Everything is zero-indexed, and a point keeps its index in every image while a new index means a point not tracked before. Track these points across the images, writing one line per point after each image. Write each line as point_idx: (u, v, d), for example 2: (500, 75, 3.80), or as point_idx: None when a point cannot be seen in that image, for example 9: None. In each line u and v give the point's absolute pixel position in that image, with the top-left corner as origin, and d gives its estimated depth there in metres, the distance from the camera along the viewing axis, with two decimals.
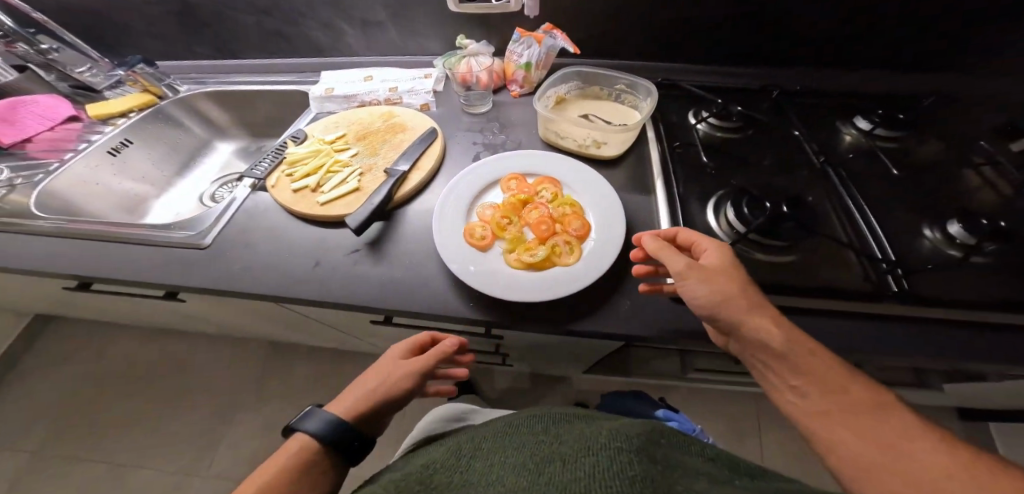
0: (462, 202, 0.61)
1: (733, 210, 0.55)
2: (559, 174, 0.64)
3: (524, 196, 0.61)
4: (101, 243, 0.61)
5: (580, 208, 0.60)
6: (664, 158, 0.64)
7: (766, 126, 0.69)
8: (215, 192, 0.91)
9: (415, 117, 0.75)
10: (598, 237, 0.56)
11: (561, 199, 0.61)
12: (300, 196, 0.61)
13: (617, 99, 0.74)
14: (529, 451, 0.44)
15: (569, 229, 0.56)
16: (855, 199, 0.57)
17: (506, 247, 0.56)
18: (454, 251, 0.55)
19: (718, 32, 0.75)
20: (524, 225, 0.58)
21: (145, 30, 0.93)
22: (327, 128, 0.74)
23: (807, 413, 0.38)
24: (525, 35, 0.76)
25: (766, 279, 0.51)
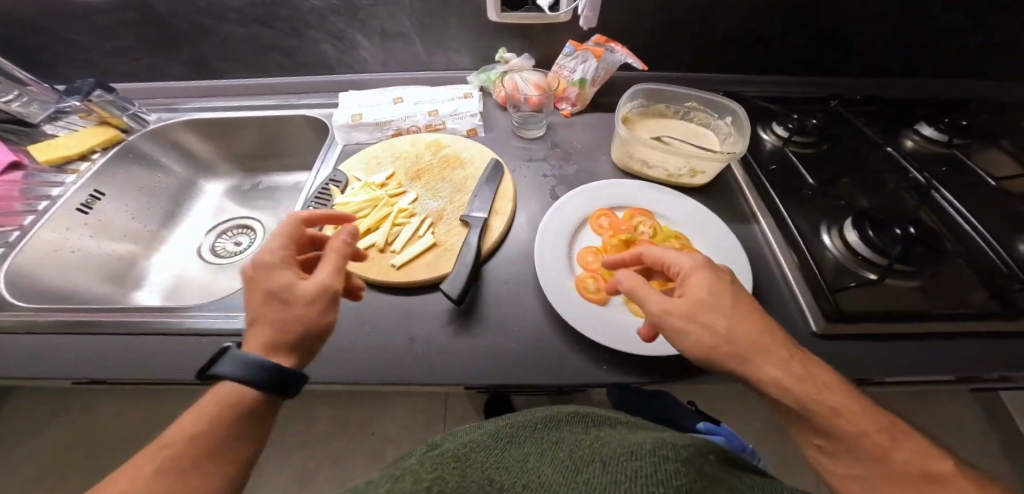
0: (561, 248, 0.53)
1: (857, 234, 0.52)
2: (651, 203, 0.59)
3: (623, 232, 0.55)
4: (111, 336, 0.47)
5: (686, 239, 0.55)
6: (759, 182, 0.60)
7: (840, 140, 0.67)
8: (215, 243, 0.76)
9: (469, 146, 0.66)
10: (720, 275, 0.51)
11: (662, 232, 0.56)
12: (369, 259, 0.51)
13: (685, 117, 0.69)
14: (567, 447, 0.34)
15: None
16: (960, 212, 0.56)
17: (625, 297, 0.50)
18: (578, 313, 0.48)
19: (777, 40, 0.72)
20: None
21: (91, 46, 0.73)
22: (370, 167, 0.62)
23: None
24: (578, 50, 0.70)
25: (912, 310, 0.48)
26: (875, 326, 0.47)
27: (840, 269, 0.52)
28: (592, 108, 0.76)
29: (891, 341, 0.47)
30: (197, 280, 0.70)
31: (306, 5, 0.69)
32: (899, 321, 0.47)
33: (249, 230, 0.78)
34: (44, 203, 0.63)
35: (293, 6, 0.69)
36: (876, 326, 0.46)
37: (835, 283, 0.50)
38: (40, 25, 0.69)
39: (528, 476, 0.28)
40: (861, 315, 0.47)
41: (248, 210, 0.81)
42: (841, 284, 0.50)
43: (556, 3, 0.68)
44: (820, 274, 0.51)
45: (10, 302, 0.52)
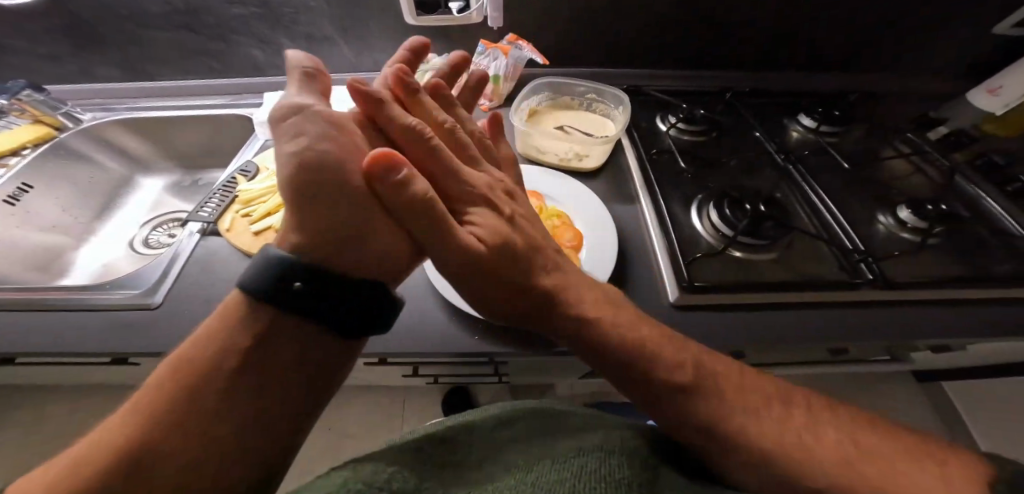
0: None
1: (716, 212, 0.57)
2: (542, 186, 0.63)
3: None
4: (19, 314, 0.51)
5: (567, 218, 0.59)
6: (643, 166, 0.65)
7: (727, 129, 0.72)
8: (149, 236, 0.80)
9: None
10: (591, 244, 0.56)
11: (547, 211, 0.59)
12: (264, 239, 0.55)
13: (588, 108, 0.74)
14: (520, 448, 0.37)
15: (562, 241, 0.55)
16: (817, 192, 0.61)
17: None
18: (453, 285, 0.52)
19: (673, 39, 0.78)
20: None
21: (27, 50, 0.77)
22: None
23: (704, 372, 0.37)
24: (490, 47, 0.75)
25: (757, 279, 0.53)
26: (720, 293, 0.51)
27: (701, 243, 0.56)
28: (507, 104, 0.81)
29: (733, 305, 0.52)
30: (127, 270, 0.74)
31: (230, 12, 0.74)
32: (742, 288, 0.51)
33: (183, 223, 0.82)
34: None
35: (217, 12, 0.74)
36: (722, 291, 0.51)
37: (693, 254, 0.55)
38: None
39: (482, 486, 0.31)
40: (709, 283, 0.52)
41: (185, 205, 0.85)
42: (697, 255, 0.54)
43: (464, 7, 0.73)
44: (681, 247, 0.55)
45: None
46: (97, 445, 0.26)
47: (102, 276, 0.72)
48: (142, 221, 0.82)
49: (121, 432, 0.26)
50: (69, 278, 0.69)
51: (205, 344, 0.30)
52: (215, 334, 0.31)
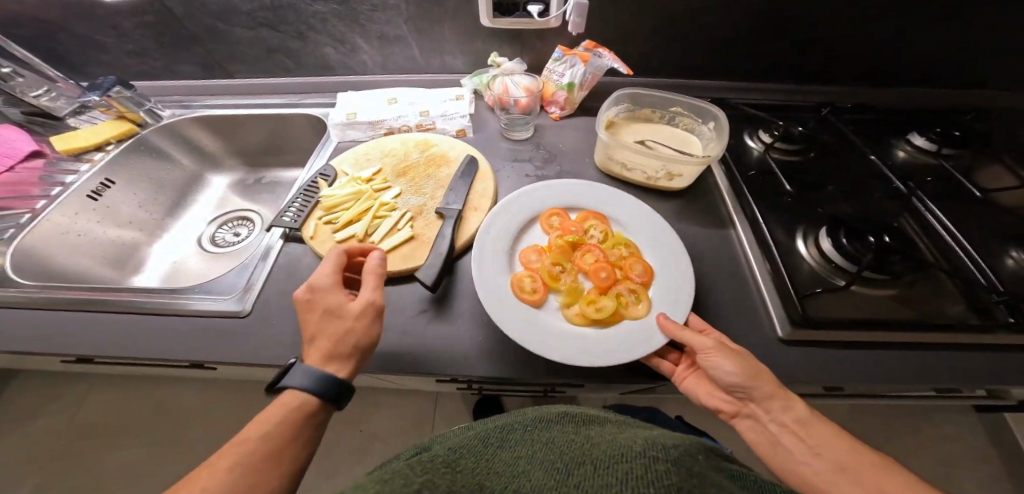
0: (504, 244, 0.54)
1: (830, 240, 0.53)
2: (606, 206, 0.60)
3: (564, 230, 0.57)
4: (115, 312, 0.51)
5: (636, 248, 0.56)
6: (738, 187, 0.61)
7: (824, 149, 0.68)
8: (215, 233, 0.80)
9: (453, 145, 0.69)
10: (663, 274, 0.52)
11: (613, 238, 0.57)
12: (349, 248, 0.54)
13: (671, 122, 0.70)
14: (557, 446, 0.36)
15: (631, 275, 0.51)
16: (943, 220, 0.56)
17: (561, 300, 0.51)
18: (506, 313, 0.47)
19: (762, 50, 0.73)
20: (578, 271, 0.53)
21: (115, 46, 0.79)
22: (359, 161, 0.65)
23: (838, 482, 0.37)
24: (568, 54, 0.72)
25: (889, 317, 0.48)
26: (850, 328, 0.47)
27: (811, 276, 0.52)
28: (580, 112, 0.78)
29: (861, 345, 0.47)
30: (195, 270, 0.74)
31: (310, 10, 0.73)
32: (872, 326, 0.47)
33: (247, 221, 0.82)
34: (56, 189, 0.67)
35: (298, 10, 0.73)
36: (842, 330, 0.47)
37: (807, 288, 0.51)
38: (70, 28, 0.75)
39: (518, 479, 0.31)
40: (835, 319, 0.48)
41: (249, 203, 0.85)
42: (810, 289, 0.50)
43: (546, 10, 0.71)
44: (791, 279, 0.51)
45: (12, 279, 0.56)
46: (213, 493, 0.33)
47: (174, 277, 0.72)
48: (208, 219, 0.82)
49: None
50: (141, 277, 0.71)
51: (274, 434, 0.37)
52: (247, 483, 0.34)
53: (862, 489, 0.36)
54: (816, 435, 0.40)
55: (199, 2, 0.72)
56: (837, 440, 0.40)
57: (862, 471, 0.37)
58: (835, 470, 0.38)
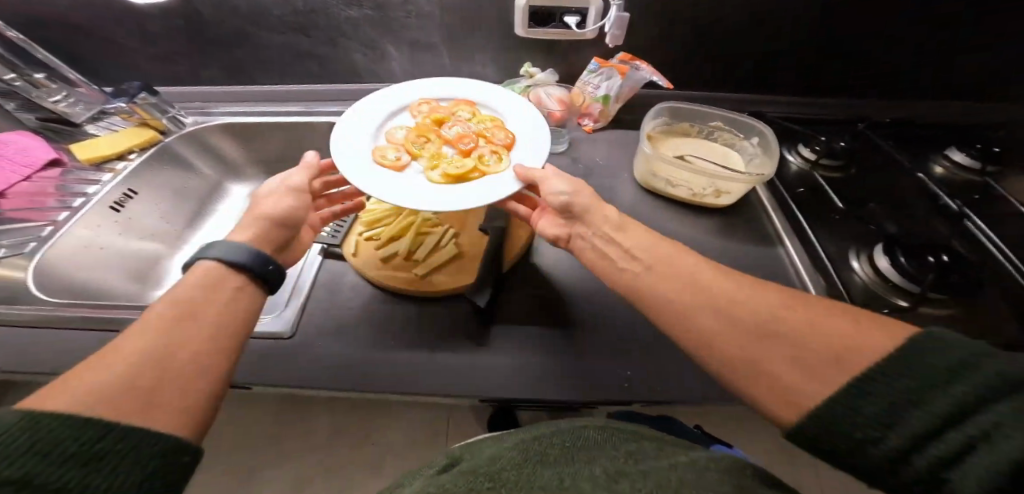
0: (374, 131, 0.66)
1: (887, 260, 0.52)
2: (471, 91, 0.74)
3: (486, 149, 0.65)
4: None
5: (498, 122, 0.70)
6: (785, 204, 0.60)
7: (865, 164, 0.68)
8: None
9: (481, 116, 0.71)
10: (521, 148, 0.65)
11: (479, 116, 0.71)
12: (392, 266, 0.53)
13: (709, 136, 0.69)
14: (594, 465, 0.33)
15: (495, 140, 0.65)
16: (993, 236, 0.57)
17: (428, 166, 0.63)
18: (366, 175, 0.57)
19: (796, 63, 0.73)
20: (444, 143, 0.66)
21: (136, 50, 0.77)
22: (393, 147, 0.64)
23: (795, 317, 0.32)
24: (604, 66, 0.71)
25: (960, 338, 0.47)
26: None
27: (869, 294, 0.51)
28: (613, 125, 0.77)
29: None
30: None
31: (344, 15, 0.72)
32: None
33: None
34: (79, 200, 0.66)
35: (330, 14, 0.72)
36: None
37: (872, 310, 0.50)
38: (93, 31, 0.73)
39: None
40: None
41: None
42: (875, 310, 0.49)
43: (584, 21, 0.70)
44: (850, 298, 0.50)
45: (37, 296, 0.54)
46: (135, 337, 0.29)
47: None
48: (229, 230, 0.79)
49: (113, 351, 0.28)
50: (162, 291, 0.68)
51: (183, 295, 0.33)
52: (153, 330, 0.30)
53: (744, 316, 0.33)
54: (700, 295, 0.36)
55: (229, 5, 0.70)
56: (743, 283, 0.36)
57: (773, 313, 0.33)
58: (729, 319, 0.34)
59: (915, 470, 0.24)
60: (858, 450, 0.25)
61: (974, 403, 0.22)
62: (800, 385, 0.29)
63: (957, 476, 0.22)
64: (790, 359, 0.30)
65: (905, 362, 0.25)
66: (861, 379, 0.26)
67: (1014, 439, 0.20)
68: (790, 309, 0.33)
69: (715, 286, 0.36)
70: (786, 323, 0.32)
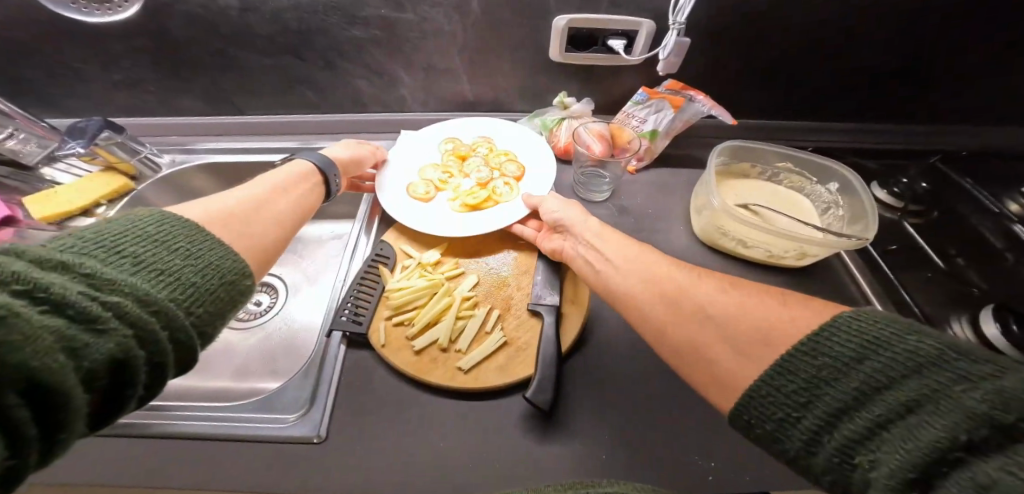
0: (400, 166, 0.62)
1: (997, 327, 0.44)
2: (482, 128, 0.68)
3: (499, 181, 0.59)
4: (140, 448, 0.40)
5: (512, 155, 0.64)
6: (870, 261, 0.54)
7: (948, 209, 0.61)
8: None
9: (498, 153, 0.64)
10: (534, 176, 0.61)
11: (496, 151, 0.65)
12: (429, 360, 0.44)
13: (774, 178, 0.61)
14: None
15: (507, 171, 0.60)
16: None
17: (453, 199, 0.58)
18: (406, 209, 0.55)
19: (864, 90, 0.65)
20: (465, 177, 0.61)
21: (102, 77, 0.65)
22: (424, 180, 0.60)
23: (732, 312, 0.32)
24: (654, 97, 0.63)
25: None
26: None
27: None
28: (658, 162, 0.68)
29: None
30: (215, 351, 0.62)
31: (347, 35, 0.61)
32: None
33: (267, 288, 0.70)
34: None
35: (331, 35, 0.61)
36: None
37: None
38: (49, 57, 0.62)
39: None
40: None
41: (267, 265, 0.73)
42: None
43: (630, 46, 0.62)
44: None
45: None
46: (242, 216, 0.37)
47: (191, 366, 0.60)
48: None
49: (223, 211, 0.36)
50: None
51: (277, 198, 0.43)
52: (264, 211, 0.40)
53: (736, 336, 0.31)
54: (666, 295, 0.36)
55: (211, 25, 0.59)
56: (712, 281, 0.36)
57: (732, 314, 0.32)
58: (672, 304, 0.35)
59: (820, 462, 0.24)
60: (782, 431, 0.26)
61: (888, 377, 0.22)
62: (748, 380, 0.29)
63: (865, 457, 0.22)
64: (739, 350, 0.30)
65: (823, 342, 0.26)
66: (784, 355, 0.27)
67: (928, 423, 0.20)
68: (726, 292, 0.34)
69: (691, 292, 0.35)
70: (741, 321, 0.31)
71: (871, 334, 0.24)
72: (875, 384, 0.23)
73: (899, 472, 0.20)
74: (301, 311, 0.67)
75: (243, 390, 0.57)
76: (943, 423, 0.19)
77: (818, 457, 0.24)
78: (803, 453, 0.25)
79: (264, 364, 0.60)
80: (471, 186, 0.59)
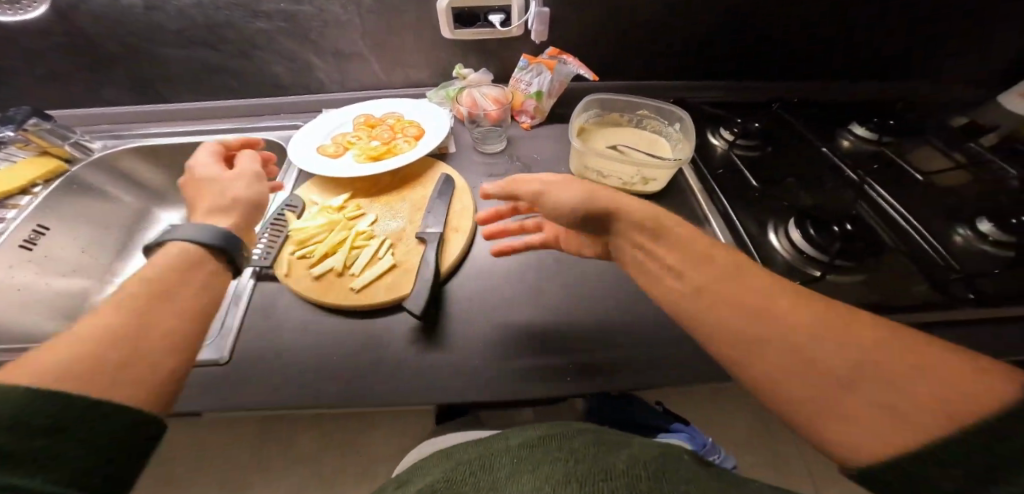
0: (314, 134, 0.70)
1: (798, 231, 0.55)
2: (391, 105, 0.77)
3: (401, 140, 0.68)
4: None
5: (415, 122, 0.74)
6: (709, 185, 0.63)
7: (784, 143, 0.72)
8: None
9: (404, 121, 0.73)
10: (431, 134, 0.70)
11: (402, 119, 0.74)
12: (327, 283, 0.51)
13: (639, 125, 0.72)
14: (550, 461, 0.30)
15: (407, 133, 0.70)
16: (896, 208, 0.59)
17: (358, 155, 0.67)
18: (318, 164, 0.63)
19: (710, 51, 0.77)
20: (372, 138, 0.70)
21: (35, 72, 0.72)
22: (335, 143, 0.68)
23: (744, 315, 0.29)
24: (533, 62, 0.73)
25: (865, 298, 0.49)
26: None
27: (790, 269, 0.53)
28: (549, 121, 0.78)
29: None
30: None
31: (254, 27, 0.71)
32: None
33: None
34: None
35: (237, 26, 0.71)
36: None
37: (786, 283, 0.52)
38: None
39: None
40: None
41: None
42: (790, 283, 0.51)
43: (508, 19, 0.73)
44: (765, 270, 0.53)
45: None
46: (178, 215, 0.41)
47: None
48: None
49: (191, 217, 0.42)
50: None
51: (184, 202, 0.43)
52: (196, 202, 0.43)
53: (771, 322, 0.28)
54: (718, 297, 0.31)
55: (132, 18, 0.68)
56: (715, 260, 0.33)
57: (755, 294, 0.30)
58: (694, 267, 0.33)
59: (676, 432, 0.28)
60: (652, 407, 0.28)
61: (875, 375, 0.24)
62: (827, 353, 0.26)
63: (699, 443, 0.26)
64: (756, 317, 0.29)
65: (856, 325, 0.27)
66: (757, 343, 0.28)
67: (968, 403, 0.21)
68: (799, 314, 0.28)
69: (664, 261, 0.35)
70: (746, 299, 0.30)
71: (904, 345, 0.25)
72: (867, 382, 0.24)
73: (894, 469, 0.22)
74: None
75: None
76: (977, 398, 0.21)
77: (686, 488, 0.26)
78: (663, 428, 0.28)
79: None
80: (376, 144, 0.68)
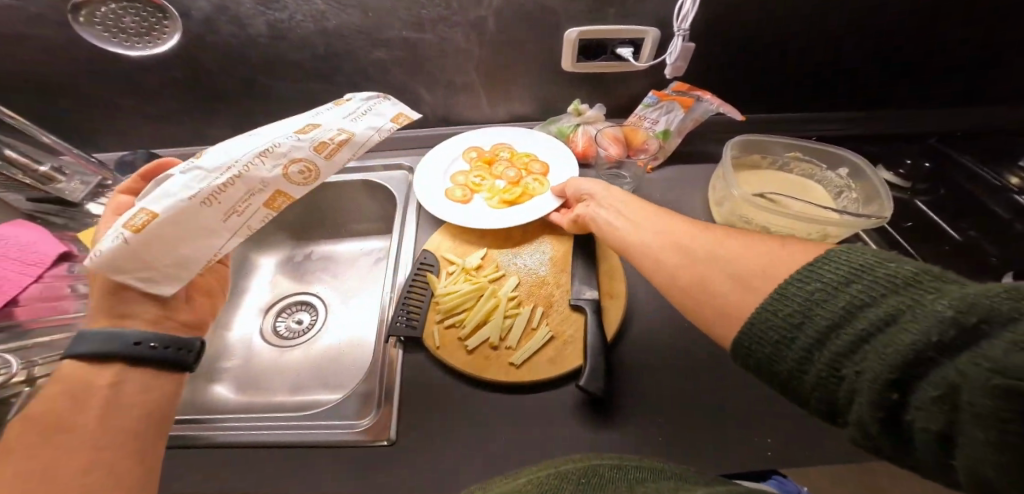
0: (436, 173, 0.66)
1: None
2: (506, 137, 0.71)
3: (530, 178, 0.64)
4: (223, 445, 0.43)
5: (535, 157, 0.69)
6: (891, 241, 0.56)
7: (950, 183, 0.64)
8: (277, 326, 0.71)
9: (521, 155, 0.68)
10: (558, 171, 0.66)
11: (519, 155, 0.68)
12: (483, 357, 0.47)
13: (785, 167, 0.65)
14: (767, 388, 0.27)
15: (532, 170, 0.66)
16: None
17: (487, 197, 0.63)
18: (450, 212, 0.60)
19: (858, 79, 0.69)
20: (496, 178, 0.65)
21: (147, 111, 0.72)
22: (459, 185, 0.64)
23: (689, 262, 0.34)
24: (664, 99, 0.67)
25: None
26: None
27: None
28: (673, 158, 0.71)
29: None
30: (270, 368, 0.65)
31: (365, 57, 0.66)
32: None
33: (308, 307, 0.73)
34: None
35: (352, 58, 0.66)
36: None
37: None
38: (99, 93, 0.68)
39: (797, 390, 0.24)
40: None
41: (306, 287, 0.76)
42: None
43: (637, 52, 0.66)
44: None
45: None
46: None
47: (244, 382, 0.64)
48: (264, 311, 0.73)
49: None
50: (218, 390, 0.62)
51: None
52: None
53: (716, 272, 0.32)
54: (671, 244, 0.37)
55: (244, 53, 0.65)
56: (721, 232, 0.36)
57: (737, 254, 0.31)
58: (683, 253, 0.35)
59: (808, 380, 0.24)
60: (777, 352, 0.25)
61: (868, 296, 0.22)
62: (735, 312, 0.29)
63: (852, 368, 0.22)
64: (739, 283, 0.29)
65: (822, 266, 0.25)
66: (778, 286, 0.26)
67: (905, 331, 0.19)
68: (720, 244, 0.34)
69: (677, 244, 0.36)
70: (744, 260, 0.31)
71: (858, 263, 0.23)
72: (858, 304, 0.22)
73: (879, 377, 0.20)
74: (348, 321, 0.70)
75: (305, 402, 0.60)
76: (916, 331, 0.19)
77: (807, 377, 0.24)
78: (800, 372, 0.24)
79: (316, 377, 0.63)
80: (504, 185, 0.63)
